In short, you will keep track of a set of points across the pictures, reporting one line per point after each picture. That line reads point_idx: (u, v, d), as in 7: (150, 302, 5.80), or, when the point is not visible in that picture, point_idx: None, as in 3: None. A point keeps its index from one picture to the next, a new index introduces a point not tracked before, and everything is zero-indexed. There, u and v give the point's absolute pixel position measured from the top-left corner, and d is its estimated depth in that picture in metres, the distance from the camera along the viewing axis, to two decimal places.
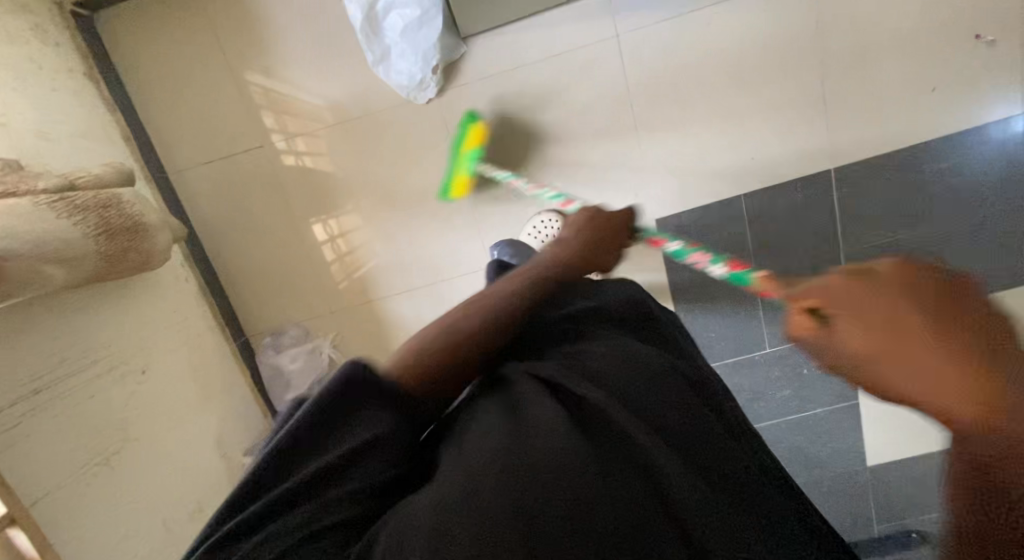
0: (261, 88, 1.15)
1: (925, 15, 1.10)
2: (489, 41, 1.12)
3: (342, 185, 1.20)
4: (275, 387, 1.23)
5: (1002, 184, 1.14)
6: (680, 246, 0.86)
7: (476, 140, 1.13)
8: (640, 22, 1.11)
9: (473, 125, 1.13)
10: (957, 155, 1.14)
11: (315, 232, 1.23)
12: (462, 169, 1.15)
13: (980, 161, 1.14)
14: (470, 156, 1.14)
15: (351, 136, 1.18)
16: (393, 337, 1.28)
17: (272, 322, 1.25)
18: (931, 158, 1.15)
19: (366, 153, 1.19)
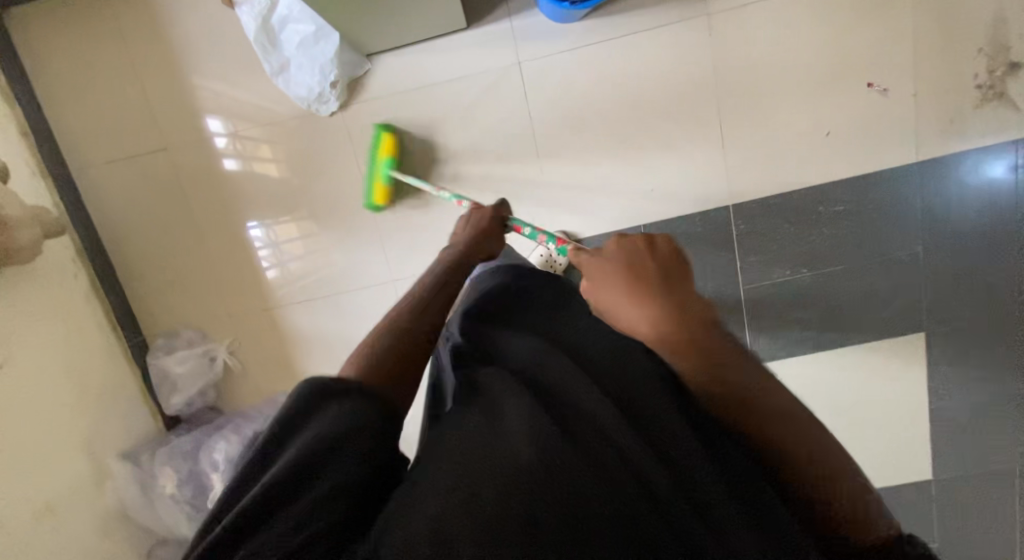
0: (208, 84, 1.17)
1: (821, 61, 1.12)
2: (393, 60, 1.14)
3: (246, 194, 1.22)
4: (164, 390, 1.23)
5: (898, 229, 1.17)
6: (531, 230, 0.90)
7: (388, 148, 1.14)
8: (541, 49, 1.13)
9: (384, 133, 1.14)
10: (897, 195, 1.16)
11: (255, 227, 1.24)
12: (378, 174, 1.17)
13: (878, 206, 1.17)
14: (384, 164, 1.15)
15: (268, 147, 1.19)
16: (292, 344, 1.29)
17: (167, 322, 1.25)
18: (870, 196, 1.17)
19: (279, 161, 1.20)
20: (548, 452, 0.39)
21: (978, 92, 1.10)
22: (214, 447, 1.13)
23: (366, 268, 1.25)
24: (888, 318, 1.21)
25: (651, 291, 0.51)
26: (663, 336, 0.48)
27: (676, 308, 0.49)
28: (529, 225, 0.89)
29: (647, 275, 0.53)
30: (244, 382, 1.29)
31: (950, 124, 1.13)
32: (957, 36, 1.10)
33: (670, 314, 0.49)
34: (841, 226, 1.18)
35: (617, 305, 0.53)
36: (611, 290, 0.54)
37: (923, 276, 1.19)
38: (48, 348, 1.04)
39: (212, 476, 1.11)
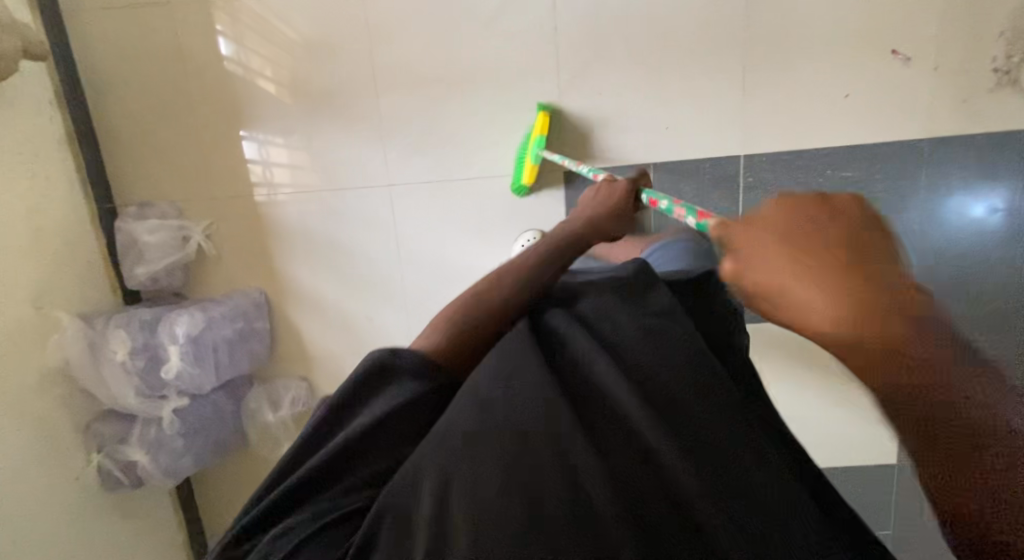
0: None
1: (851, 20, 1.12)
2: None
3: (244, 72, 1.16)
4: (128, 259, 1.15)
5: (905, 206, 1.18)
6: (668, 205, 0.84)
7: (543, 127, 1.12)
8: None
9: (541, 111, 1.13)
10: (913, 170, 1.17)
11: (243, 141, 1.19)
12: (528, 155, 1.15)
13: (888, 177, 1.18)
14: (536, 143, 1.13)
15: (269, 70, 1.16)
16: (275, 237, 1.23)
17: (144, 191, 1.18)
18: (880, 165, 1.18)
19: (279, 84, 1.16)
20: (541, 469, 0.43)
21: (993, 76, 1.14)
22: (175, 319, 1.06)
23: (363, 167, 1.21)
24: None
25: (825, 252, 0.35)
26: (846, 320, 0.33)
27: (868, 296, 0.33)
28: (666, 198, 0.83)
29: (812, 241, 0.36)
30: (216, 268, 1.23)
31: (963, 103, 1.15)
32: (983, 15, 1.11)
33: (845, 298, 0.33)
34: (857, 187, 1.18)
35: (784, 294, 0.37)
36: (767, 261, 0.38)
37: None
38: (7, 183, 0.96)
39: (168, 348, 1.04)
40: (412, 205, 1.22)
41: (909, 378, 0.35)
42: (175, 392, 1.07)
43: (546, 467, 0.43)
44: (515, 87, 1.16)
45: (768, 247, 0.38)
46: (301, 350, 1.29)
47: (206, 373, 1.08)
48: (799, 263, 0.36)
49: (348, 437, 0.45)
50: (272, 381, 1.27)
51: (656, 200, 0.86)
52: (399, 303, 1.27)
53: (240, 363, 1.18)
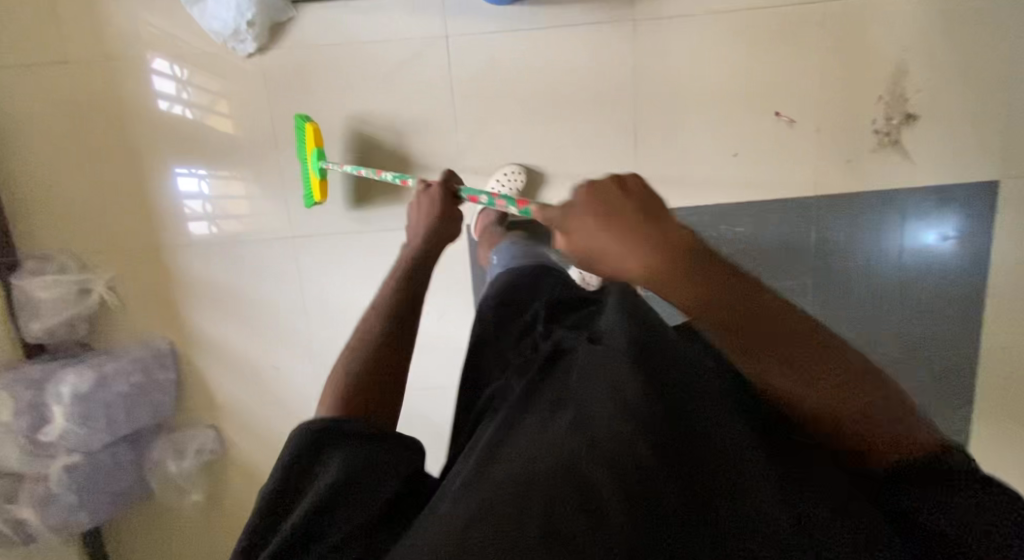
0: (155, 21, 1.14)
1: (735, 82, 1.17)
2: (320, 12, 1.12)
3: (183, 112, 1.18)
4: (23, 314, 1.15)
5: (819, 249, 1.23)
6: (488, 199, 0.87)
7: (313, 143, 1.11)
8: (469, 25, 1.13)
9: (306, 123, 1.11)
10: (853, 223, 1.21)
11: (179, 171, 1.21)
12: (310, 169, 1.14)
13: (792, 224, 1.22)
14: (312, 158, 1.12)
15: (226, 102, 1.17)
16: (181, 290, 1.25)
17: (46, 245, 1.19)
18: (770, 215, 1.21)
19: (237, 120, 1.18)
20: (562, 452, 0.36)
21: (874, 137, 1.18)
22: (63, 378, 1.08)
23: (262, 212, 1.22)
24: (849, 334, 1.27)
25: (620, 219, 0.42)
26: (655, 266, 0.39)
27: (699, 277, 0.38)
28: (484, 192, 0.86)
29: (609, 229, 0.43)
30: (120, 320, 1.23)
31: (847, 162, 1.19)
32: (863, 79, 1.16)
33: (683, 284, 0.38)
34: (794, 241, 1.22)
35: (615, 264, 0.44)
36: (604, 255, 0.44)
37: (886, 291, 1.25)
38: None
39: (54, 407, 1.06)
40: (317, 257, 1.24)
41: (747, 351, 0.39)
42: (63, 449, 1.09)
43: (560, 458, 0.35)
44: (416, 147, 1.19)
45: (587, 222, 0.44)
46: (207, 398, 1.29)
47: (95, 430, 1.11)
48: (610, 233, 0.42)
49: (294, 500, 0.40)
50: (177, 430, 1.27)
51: (476, 196, 0.87)
52: (306, 350, 1.29)
53: (140, 416, 1.19)
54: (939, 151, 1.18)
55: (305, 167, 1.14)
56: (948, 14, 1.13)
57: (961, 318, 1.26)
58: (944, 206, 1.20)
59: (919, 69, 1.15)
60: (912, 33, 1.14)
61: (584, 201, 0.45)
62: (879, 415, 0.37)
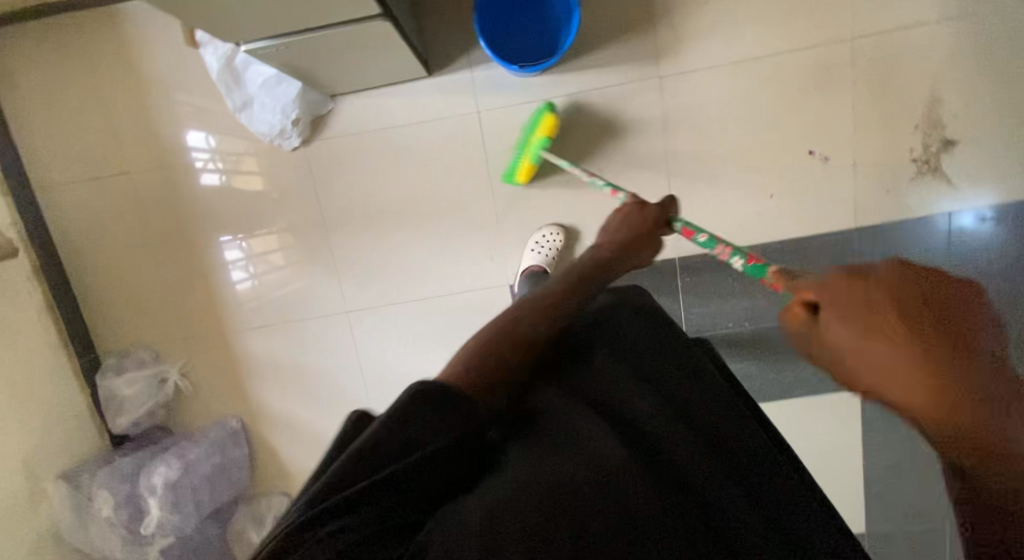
0: (184, 99, 1.20)
1: (767, 125, 1.17)
2: (357, 102, 1.18)
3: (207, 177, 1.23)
4: (110, 410, 1.24)
5: None
6: (706, 238, 0.88)
7: (547, 130, 1.12)
8: (499, 98, 1.17)
9: (548, 115, 1.12)
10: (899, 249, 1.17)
11: (221, 243, 1.26)
12: (526, 155, 1.15)
13: (818, 246, 1.21)
14: (539, 143, 1.12)
15: (251, 160, 1.22)
16: (247, 370, 1.32)
17: (122, 342, 1.27)
18: (798, 246, 1.21)
19: (258, 176, 1.22)
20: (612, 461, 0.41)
21: (914, 166, 1.17)
22: (154, 470, 1.17)
23: (291, 277, 1.27)
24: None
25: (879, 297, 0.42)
26: (896, 342, 0.39)
27: (934, 351, 0.37)
28: (702, 228, 0.88)
29: (878, 307, 0.41)
30: (195, 404, 1.31)
31: (887, 192, 1.19)
32: (898, 109, 1.16)
33: (924, 360, 0.37)
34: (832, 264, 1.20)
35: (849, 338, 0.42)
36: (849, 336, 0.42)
37: None
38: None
39: (149, 500, 1.16)
40: (372, 328, 1.30)
41: (945, 398, 0.36)
42: (158, 535, 1.17)
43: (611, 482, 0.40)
44: (458, 217, 1.24)
45: (839, 301, 0.45)
46: (279, 469, 1.36)
47: (186, 513, 1.18)
48: (862, 310, 0.42)
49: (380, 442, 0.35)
50: (254, 502, 1.34)
51: (692, 231, 0.89)
52: None
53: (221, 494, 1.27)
54: (983, 174, 1.17)
55: (525, 151, 1.15)
56: (982, 39, 1.12)
57: None
58: (983, 218, 1.17)
59: (955, 95, 1.14)
60: (943, 60, 1.13)
61: (881, 277, 0.45)
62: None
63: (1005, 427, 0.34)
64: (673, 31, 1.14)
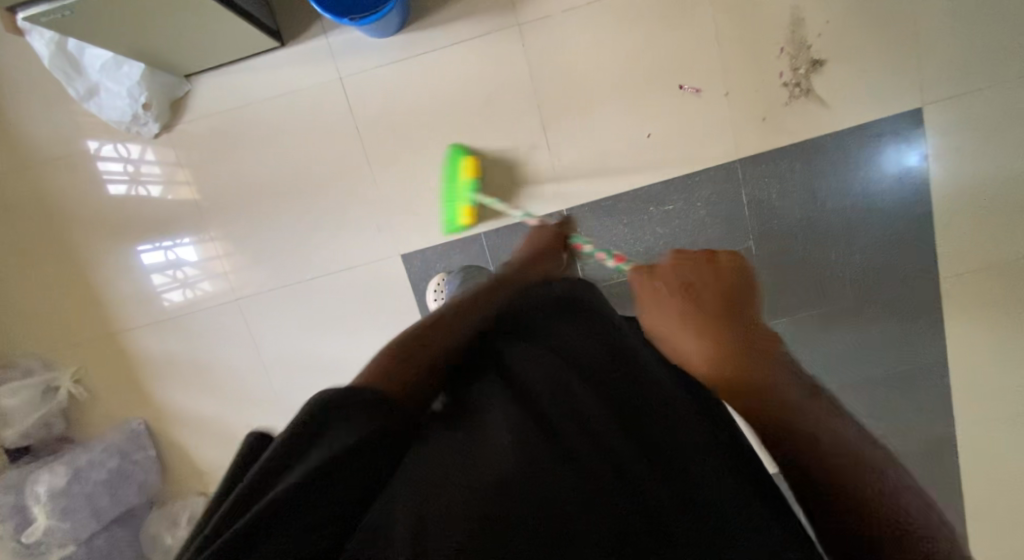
0: (52, 99, 1.18)
1: (633, 65, 1.16)
2: (215, 80, 1.17)
3: (142, 191, 1.21)
4: None
5: (747, 198, 1.19)
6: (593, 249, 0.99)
7: (469, 172, 1.16)
8: (360, 63, 1.15)
9: (463, 157, 1.16)
10: (783, 177, 1.18)
11: (105, 245, 1.24)
12: (462, 198, 1.18)
13: (708, 183, 1.19)
14: (468, 186, 1.16)
15: (187, 172, 1.20)
16: (142, 369, 1.29)
17: (10, 352, 1.25)
18: (688, 185, 1.19)
19: (133, 181, 1.21)
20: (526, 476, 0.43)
21: (785, 90, 1.16)
22: (39, 478, 1.16)
23: (233, 282, 1.25)
24: (811, 290, 1.20)
25: (694, 311, 0.59)
26: (709, 353, 0.54)
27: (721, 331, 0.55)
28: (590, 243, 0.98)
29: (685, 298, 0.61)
30: (93, 409, 1.28)
31: (763, 120, 1.17)
32: (761, 35, 1.15)
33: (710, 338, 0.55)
34: (722, 200, 1.20)
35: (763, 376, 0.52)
36: (675, 328, 0.59)
37: (829, 218, 1.19)
38: None
39: (35, 509, 1.15)
40: (264, 315, 1.27)
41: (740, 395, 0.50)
42: (55, 544, 1.16)
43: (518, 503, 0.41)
44: (337, 185, 1.21)
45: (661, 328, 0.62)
46: (191, 468, 1.33)
47: (79, 521, 1.18)
48: (679, 321, 0.59)
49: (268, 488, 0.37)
50: (168, 504, 1.31)
51: (580, 246, 1.00)
52: (271, 407, 1.31)
53: (127, 498, 1.24)
54: (855, 91, 1.15)
55: (456, 197, 1.18)
56: None
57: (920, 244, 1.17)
58: (878, 137, 1.16)
59: (816, 14, 1.13)
60: None
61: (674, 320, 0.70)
62: (807, 406, 0.46)
63: (788, 412, 0.46)
64: None
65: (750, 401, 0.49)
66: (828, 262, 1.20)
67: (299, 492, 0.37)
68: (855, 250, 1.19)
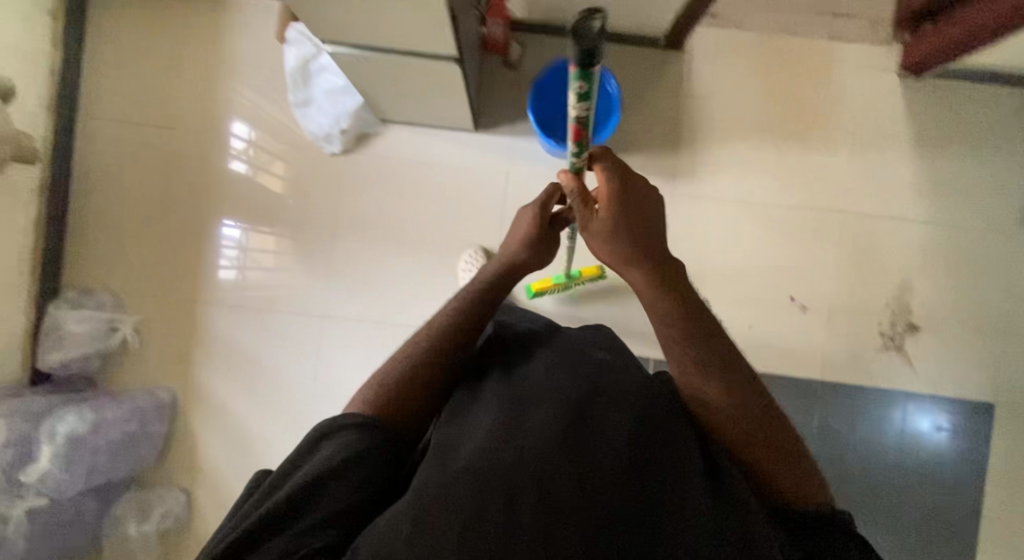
0: (255, 85, 1.28)
1: (759, 264, 1.27)
2: (404, 132, 1.29)
3: (241, 167, 1.29)
4: (46, 344, 1.20)
5: (819, 422, 1.24)
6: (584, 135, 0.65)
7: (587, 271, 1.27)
8: (529, 169, 1.29)
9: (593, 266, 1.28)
10: (855, 415, 1.24)
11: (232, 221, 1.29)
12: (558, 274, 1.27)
13: (788, 394, 1.25)
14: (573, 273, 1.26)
15: (281, 165, 1.29)
16: (201, 345, 1.28)
17: (90, 280, 1.26)
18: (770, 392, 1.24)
19: (286, 180, 1.29)
20: (481, 462, 0.43)
21: (880, 339, 1.26)
22: (62, 417, 1.11)
23: (329, 301, 1.29)
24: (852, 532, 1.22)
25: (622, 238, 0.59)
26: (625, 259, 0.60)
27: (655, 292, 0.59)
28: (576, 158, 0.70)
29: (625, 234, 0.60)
30: (133, 366, 1.25)
31: (853, 356, 1.26)
32: (873, 285, 1.26)
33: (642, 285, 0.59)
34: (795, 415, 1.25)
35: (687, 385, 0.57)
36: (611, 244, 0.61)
37: (887, 469, 1.24)
38: None
39: (43, 446, 1.08)
40: (339, 343, 1.29)
41: (703, 373, 0.57)
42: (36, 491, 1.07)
43: (472, 494, 0.41)
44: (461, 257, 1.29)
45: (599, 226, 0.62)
46: (190, 459, 1.26)
47: (73, 477, 1.10)
48: (623, 250, 0.60)
49: (272, 500, 0.46)
50: (150, 488, 1.24)
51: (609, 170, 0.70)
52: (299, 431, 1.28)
53: (119, 468, 1.18)
54: (938, 365, 1.26)
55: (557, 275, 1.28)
56: (956, 247, 1.25)
57: (960, 520, 1.23)
58: (945, 412, 1.25)
59: (927, 288, 1.26)
60: (920, 257, 1.26)
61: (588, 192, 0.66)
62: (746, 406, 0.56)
63: (735, 413, 0.56)
64: (694, 157, 1.27)
65: (706, 386, 0.56)
66: (874, 510, 1.24)
67: (298, 499, 0.46)
68: (903, 508, 1.23)
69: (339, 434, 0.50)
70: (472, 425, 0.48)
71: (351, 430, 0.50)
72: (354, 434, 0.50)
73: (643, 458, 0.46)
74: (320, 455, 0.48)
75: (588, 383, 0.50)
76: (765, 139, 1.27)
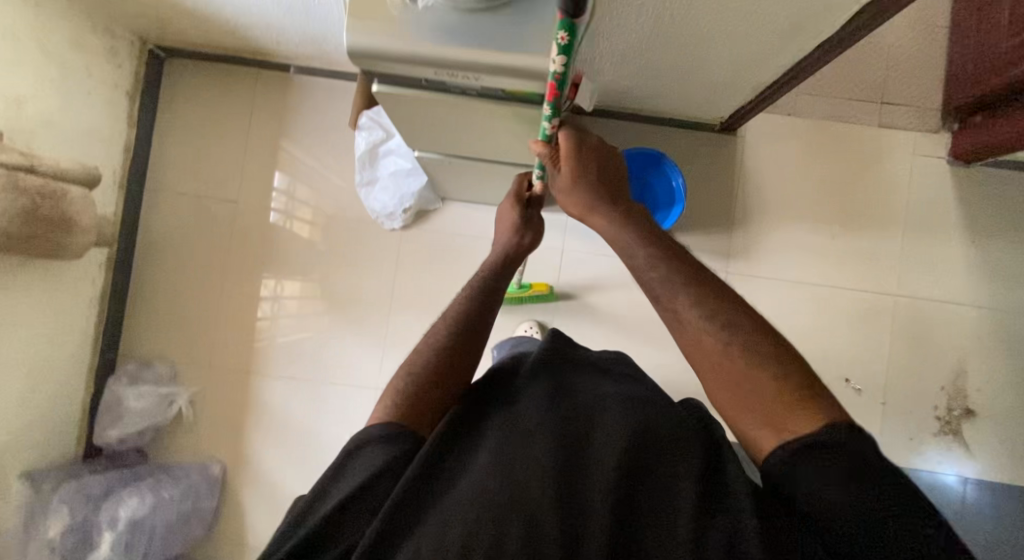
0: (317, 160, 1.31)
1: (812, 346, 1.27)
2: (460, 209, 1.31)
3: (290, 226, 1.30)
4: (106, 418, 1.22)
5: None
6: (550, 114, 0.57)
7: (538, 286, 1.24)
8: (584, 246, 1.30)
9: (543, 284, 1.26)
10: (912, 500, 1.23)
11: (289, 293, 1.29)
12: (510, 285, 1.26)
13: None
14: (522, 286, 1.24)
15: (309, 210, 1.30)
16: (252, 418, 1.27)
17: (148, 351, 1.27)
18: None
19: (343, 253, 1.30)
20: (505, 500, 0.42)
21: (936, 423, 1.25)
22: (122, 501, 1.14)
23: (381, 375, 1.28)
24: None
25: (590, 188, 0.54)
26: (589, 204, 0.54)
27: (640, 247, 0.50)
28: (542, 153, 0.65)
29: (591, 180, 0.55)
30: (185, 439, 1.25)
31: (910, 440, 1.25)
32: (928, 367, 1.26)
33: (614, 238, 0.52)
34: None
35: (696, 357, 0.44)
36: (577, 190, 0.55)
37: None
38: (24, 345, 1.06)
39: (104, 532, 1.11)
40: None
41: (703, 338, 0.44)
42: None
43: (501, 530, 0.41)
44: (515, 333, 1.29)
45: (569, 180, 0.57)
46: (239, 536, 1.24)
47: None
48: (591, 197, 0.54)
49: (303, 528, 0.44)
50: None
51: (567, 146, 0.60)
52: None
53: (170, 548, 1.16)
54: (996, 450, 1.24)
55: None
56: (1010, 331, 1.26)
57: None
58: (1004, 499, 1.23)
59: (981, 372, 1.26)
60: (973, 341, 1.26)
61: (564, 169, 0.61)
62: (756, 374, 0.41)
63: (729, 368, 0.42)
64: (747, 238, 1.29)
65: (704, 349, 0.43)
66: None
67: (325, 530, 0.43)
68: None
69: (365, 455, 0.46)
70: (493, 453, 0.46)
71: (382, 446, 0.46)
72: (385, 452, 0.46)
73: (686, 493, 0.43)
74: (349, 481, 0.45)
75: (621, 416, 0.48)
76: (818, 221, 1.29)
